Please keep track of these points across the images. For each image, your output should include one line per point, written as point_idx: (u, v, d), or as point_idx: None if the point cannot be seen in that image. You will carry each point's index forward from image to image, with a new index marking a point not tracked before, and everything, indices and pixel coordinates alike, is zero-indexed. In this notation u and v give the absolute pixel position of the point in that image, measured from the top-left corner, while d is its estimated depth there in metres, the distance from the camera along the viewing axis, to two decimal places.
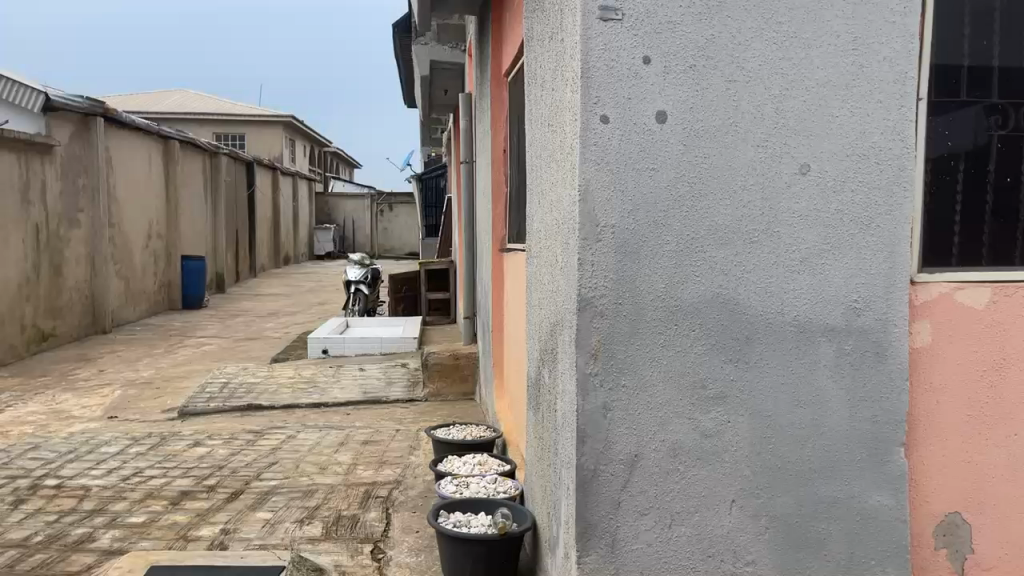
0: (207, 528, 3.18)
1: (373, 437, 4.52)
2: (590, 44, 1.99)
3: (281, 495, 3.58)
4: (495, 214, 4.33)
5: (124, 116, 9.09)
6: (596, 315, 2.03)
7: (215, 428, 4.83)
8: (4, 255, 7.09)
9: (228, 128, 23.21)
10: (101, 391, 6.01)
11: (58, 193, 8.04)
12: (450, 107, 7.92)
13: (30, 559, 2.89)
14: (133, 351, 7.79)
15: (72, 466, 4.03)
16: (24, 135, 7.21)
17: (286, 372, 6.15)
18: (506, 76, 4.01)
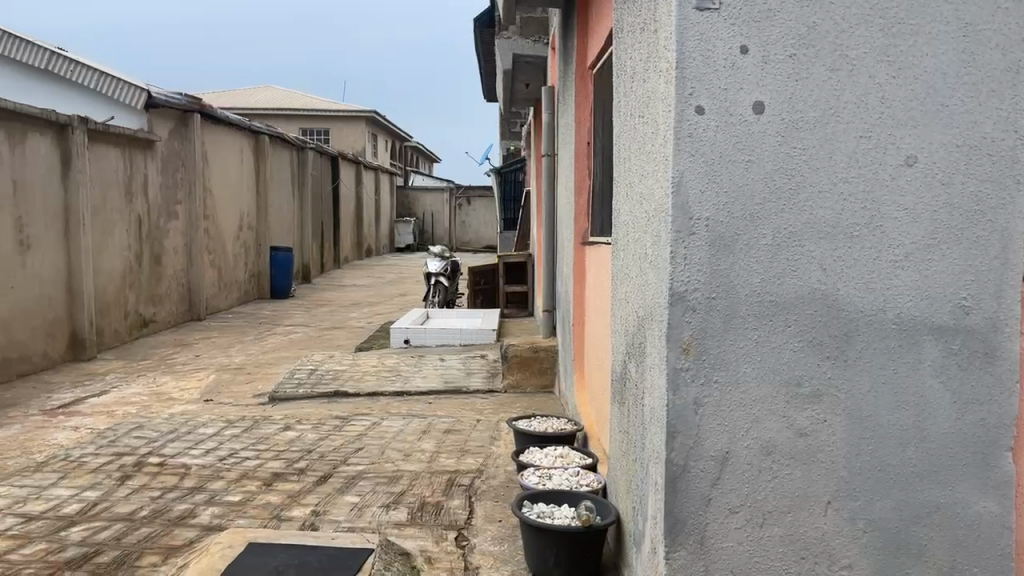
0: (298, 509, 3.30)
1: (455, 427, 4.58)
2: (686, 33, 1.96)
3: (367, 480, 3.68)
4: (578, 207, 4.32)
5: (219, 112, 9.47)
6: (688, 310, 2.00)
7: (304, 413, 4.99)
8: (110, 245, 7.50)
9: (313, 123, 23.91)
10: (197, 375, 6.30)
11: (159, 186, 8.44)
12: (531, 102, 7.94)
13: (136, 532, 3.05)
14: (225, 337, 8.13)
15: (173, 446, 4.24)
16: (127, 132, 7.61)
17: (370, 361, 6.30)
18: (592, 68, 3.99)
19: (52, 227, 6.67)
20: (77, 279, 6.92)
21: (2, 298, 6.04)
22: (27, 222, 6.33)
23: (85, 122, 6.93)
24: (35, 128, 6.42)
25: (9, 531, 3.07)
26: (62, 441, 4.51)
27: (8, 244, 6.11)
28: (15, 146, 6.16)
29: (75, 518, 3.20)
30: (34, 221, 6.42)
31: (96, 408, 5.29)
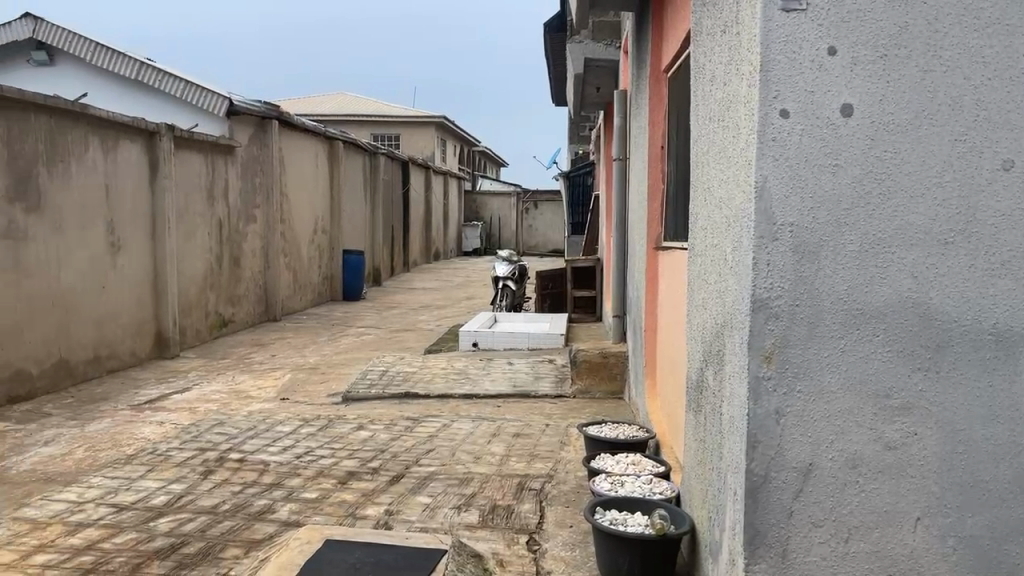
0: (372, 508, 3.36)
1: (524, 431, 4.60)
2: (771, 35, 1.92)
3: (439, 481, 3.72)
4: (651, 212, 4.27)
5: (296, 119, 9.75)
6: (770, 317, 1.96)
7: (376, 413, 5.09)
8: (193, 248, 7.80)
9: (384, 129, 24.37)
10: (274, 375, 6.49)
11: (239, 190, 8.73)
12: (600, 106, 7.90)
13: (220, 525, 3.16)
14: (300, 338, 8.36)
15: (252, 442, 4.38)
16: (210, 138, 7.90)
17: (439, 363, 6.37)
18: (667, 72, 3.95)
19: (140, 230, 6.99)
20: (163, 280, 7.22)
21: (94, 297, 6.35)
22: (117, 224, 6.64)
23: (172, 129, 7.22)
24: (125, 135, 6.73)
25: (103, 519, 3.22)
26: (149, 436, 4.71)
27: (100, 246, 6.43)
28: (107, 152, 6.48)
29: (162, 510, 3.34)
30: (124, 223, 6.74)
31: (180, 404, 5.51)
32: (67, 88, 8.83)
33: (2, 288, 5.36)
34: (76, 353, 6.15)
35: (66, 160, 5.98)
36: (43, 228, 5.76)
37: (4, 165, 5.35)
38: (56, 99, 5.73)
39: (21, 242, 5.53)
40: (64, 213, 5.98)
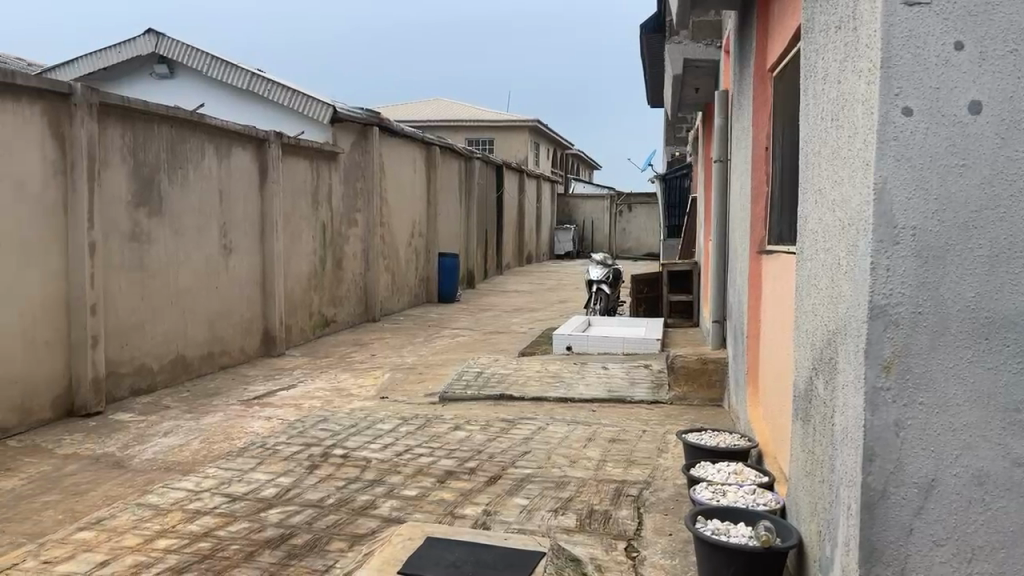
0: (471, 508, 3.41)
1: (620, 436, 4.56)
2: (892, 31, 1.83)
3: (535, 483, 3.74)
4: (755, 214, 4.16)
5: (395, 125, 10.02)
6: (890, 325, 1.87)
7: (472, 414, 5.16)
8: (299, 250, 8.12)
9: (478, 133, 24.68)
10: (374, 374, 6.67)
11: (341, 195, 9.03)
12: (698, 106, 7.75)
13: (326, 518, 3.28)
14: (398, 338, 8.57)
15: (354, 439, 4.51)
16: (315, 145, 8.20)
17: (534, 366, 6.40)
18: (773, 71, 3.84)
19: (250, 233, 7.33)
20: (271, 281, 7.55)
21: (208, 297, 6.70)
22: (229, 228, 6.99)
23: (280, 136, 7.53)
24: (238, 142, 7.08)
25: (218, 508, 3.39)
26: (258, 430, 4.94)
27: (214, 249, 6.78)
28: (221, 160, 6.82)
29: (272, 501, 3.48)
30: (236, 227, 7.08)
31: (286, 400, 5.75)
32: (185, 98, 9.34)
33: (128, 288, 5.74)
34: (192, 348, 6.51)
35: (184, 167, 6.33)
36: (164, 232, 6.12)
37: (130, 171, 5.72)
38: (176, 110, 6.07)
39: (144, 245, 5.90)
40: (182, 217, 6.34)
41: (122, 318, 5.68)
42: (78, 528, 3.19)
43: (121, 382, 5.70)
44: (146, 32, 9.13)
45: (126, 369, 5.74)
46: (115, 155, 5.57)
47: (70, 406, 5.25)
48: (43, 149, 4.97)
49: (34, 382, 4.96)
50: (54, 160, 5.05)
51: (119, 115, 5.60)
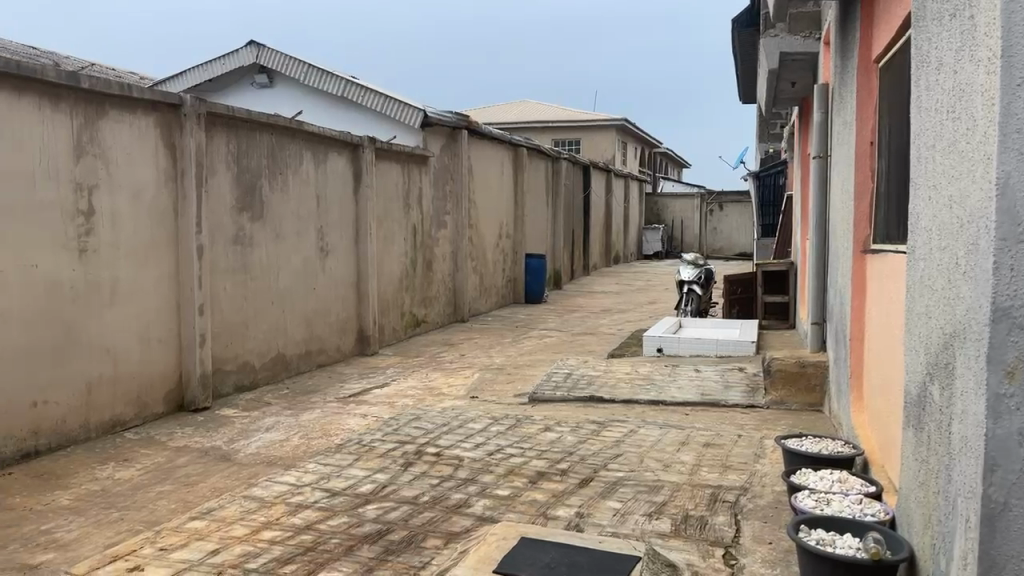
0: (563, 509, 3.40)
1: (715, 441, 4.45)
2: (1014, 17, 1.72)
3: (628, 487, 3.69)
4: (859, 212, 3.99)
5: (484, 127, 10.12)
6: (1014, 328, 1.76)
7: (563, 415, 5.15)
8: (391, 252, 8.31)
9: (565, 134, 24.63)
10: (464, 374, 6.76)
11: (432, 197, 9.19)
12: (795, 101, 7.49)
13: (421, 515, 3.34)
14: (487, 339, 8.64)
15: (447, 438, 4.58)
16: (406, 149, 8.37)
17: (624, 368, 6.33)
18: (878, 62, 3.68)
19: (346, 236, 7.55)
20: (365, 282, 7.75)
21: (307, 298, 6.95)
22: (326, 231, 7.22)
23: (373, 141, 7.73)
24: (334, 147, 7.30)
25: (318, 503, 3.50)
26: (354, 427, 5.08)
27: (312, 251, 7.02)
28: (318, 165, 7.06)
29: (369, 497, 3.57)
30: (332, 230, 7.31)
31: (380, 399, 5.88)
32: (285, 106, 9.69)
33: (232, 289, 6.00)
34: (292, 347, 6.76)
35: (284, 173, 6.58)
36: (265, 235, 6.37)
37: (234, 178, 5.98)
38: (276, 118, 6.31)
39: (247, 248, 6.16)
40: (282, 221, 6.59)
41: (226, 317, 5.95)
42: (191, 517, 3.35)
43: (227, 378, 5.97)
44: (249, 44, 9.50)
45: (230, 366, 6.01)
46: (220, 162, 5.84)
47: (180, 401, 5.54)
48: (156, 158, 5.27)
49: (148, 377, 5.26)
50: (166, 169, 5.34)
51: (225, 124, 5.86)
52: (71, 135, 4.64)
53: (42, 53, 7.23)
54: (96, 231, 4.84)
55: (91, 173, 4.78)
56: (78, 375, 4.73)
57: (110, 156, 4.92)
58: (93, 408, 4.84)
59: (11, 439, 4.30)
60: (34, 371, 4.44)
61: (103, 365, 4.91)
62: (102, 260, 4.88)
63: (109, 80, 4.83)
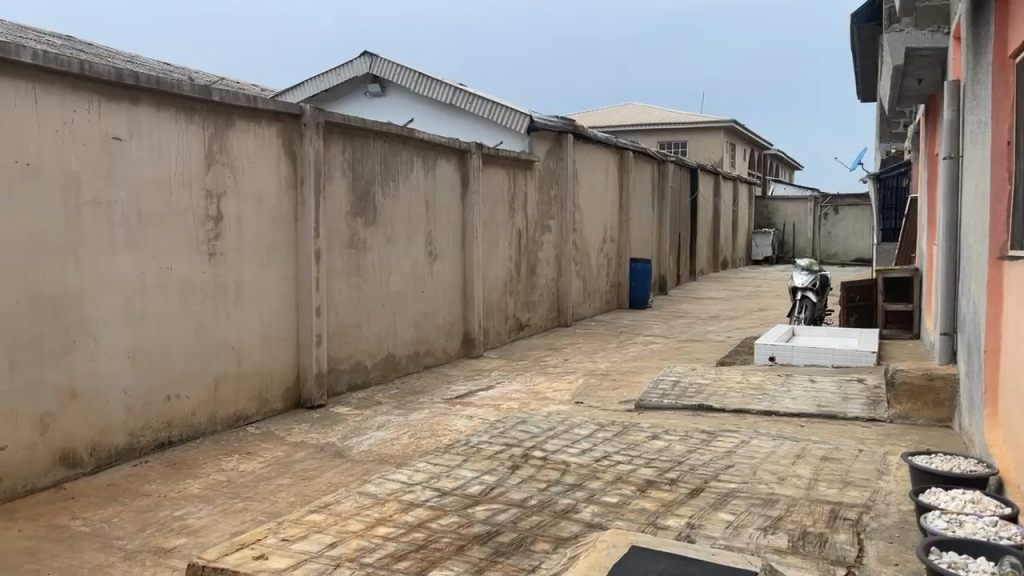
0: (674, 519, 3.33)
1: (834, 455, 4.26)
2: None
3: (741, 499, 3.59)
4: (995, 216, 3.73)
5: (590, 131, 10.10)
6: None
7: (671, 423, 5.06)
8: (497, 256, 8.42)
9: (671, 136, 24.23)
10: (568, 378, 6.75)
11: (537, 202, 9.25)
12: (920, 98, 7.09)
13: (529, 519, 3.35)
14: (591, 344, 8.60)
15: (554, 442, 4.58)
16: (513, 154, 8.46)
17: (734, 376, 6.16)
18: (1014, 57, 3.44)
19: (453, 240, 7.70)
20: (471, 285, 7.88)
21: (416, 300, 7.13)
22: (435, 236, 7.38)
23: (481, 147, 7.84)
24: (443, 154, 7.46)
25: (429, 502, 3.57)
26: (461, 429, 5.17)
27: (420, 254, 7.19)
28: (428, 171, 7.23)
29: (478, 498, 3.62)
30: (440, 234, 7.47)
31: (486, 401, 5.96)
32: (397, 115, 9.89)
33: (346, 291, 6.23)
34: (401, 347, 6.95)
35: (396, 179, 6.78)
36: (378, 239, 6.58)
37: (349, 185, 6.21)
38: (389, 126, 6.51)
39: (361, 251, 6.38)
40: (393, 225, 6.79)
41: (341, 318, 6.18)
42: (310, 510, 3.49)
43: (341, 377, 6.20)
44: (363, 54, 9.81)
45: (344, 365, 6.23)
46: (337, 170, 6.07)
47: (297, 397, 5.79)
48: (278, 166, 5.53)
49: (269, 374, 5.52)
50: (287, 176, 5.61)
51: (342, 132, 6.09)
52: (203, 145, 4.94)
53: (177, 69, 7.72)
54: (224, 235, 5.12)
55: (220, 181, 5.07)
56: (207, 372, 5.02)
57: (237, 164, 5.20)
58: (220, 403, 5.13)
59: (148, 430, 4.61)
60: (169, 367, 4.74)
61: (229, 362, 5.19)
62: (229, 262, 5.17)
63: (237, 93, 5.11)
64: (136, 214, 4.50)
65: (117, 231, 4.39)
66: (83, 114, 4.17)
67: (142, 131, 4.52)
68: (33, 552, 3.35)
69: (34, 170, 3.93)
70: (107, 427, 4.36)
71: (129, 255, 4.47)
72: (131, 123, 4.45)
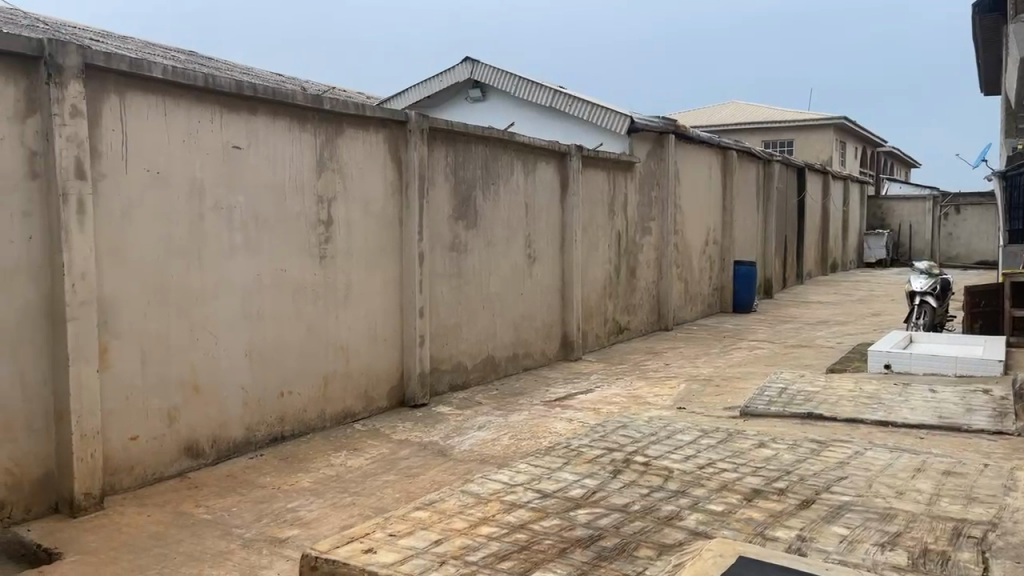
0: (783, 531, 3.22)
1: (956, 469, 4.02)
2: None
3: (855, 512, 3.43)
4: None
5: (692, 131, 9.92)
6: None
7: (778, 431, 4.90)
8: (596, 258, 8.38)
9: (776, 135, 23.47)
10: (670, 383, 6.64)
11: (637, 204, 9.15)
12: None
13: (632, 525, 3.32)
14: (693, 348, 8.43)
15: (656, 448, 4.52)
16: (613, 155, 8.41)
17: (846, 385, 5.90)
18: None
19: (553, 242, 7.72)
20: (570, 288, 7.87)
21: (515, 302, 7.19)
22: (534, 238, 7.42)
23: (581, 149, 7.83)
24: (543, 157, 7.49)
25: (531, 503, 3.59)
26: (561, 432, 5.18)
27: (520, 257, 7.24)
28: (528, 174, 7.28)
29: (580, 502, 3.61)
30: (540, 237, 7.50)
31: (585, 404, 5.94)
32: (497, 119, 10.00)
33: (448, 293, 6.35)
34: (501, 349, 7.02)
35: (497, 183, 6.85)
36: (479, 243, 6.68)
37: (451, 189, 6.32)
38: (490, 130, 6.59)
39: (462, 254, 6.49)
40: (494, 228, 6.87)
41: (443, 320, 6.30)
42: (415, 507, 3.57)
43: (442, 377, 6.32)
44: (464, 60, 9.97)
45: (445, 366, 6.35)
46: (440, 174, 6.19)
47: (401, 396, 5.94)
48: (384, 171, 5.70)
49: (374, 374, 5.69)
50: (392, 181, 5.77)
51: (445, 137, 6.21)
52: (315, 153, 5.14)
53: (290, 80, 8.07)
54: (334, 239, 5.32)
55: (330, 186, 5.27)
56: (317, 370, 5.22)
57: (346, 171, 5.39)
58: (329, 400, 5.32)
59: (263, 425, 4.84)
60: (283, 365, 4.96)
61: (337, 361, 5.38)
62: (338, 265, 5.36)
63: (347, 101, 5.30)
64: (253, 219, 4.73)
65: (236, 235, 4.63)
66: (207, 125, 4.42)
67: (260, 140, 4.75)
68: (161, 537, 3.57)
69: (162, 178, 4.19)
70: (227, 420, 4.60)
71: (246, 258, 4.70)
72: (249, 131, 4.68)
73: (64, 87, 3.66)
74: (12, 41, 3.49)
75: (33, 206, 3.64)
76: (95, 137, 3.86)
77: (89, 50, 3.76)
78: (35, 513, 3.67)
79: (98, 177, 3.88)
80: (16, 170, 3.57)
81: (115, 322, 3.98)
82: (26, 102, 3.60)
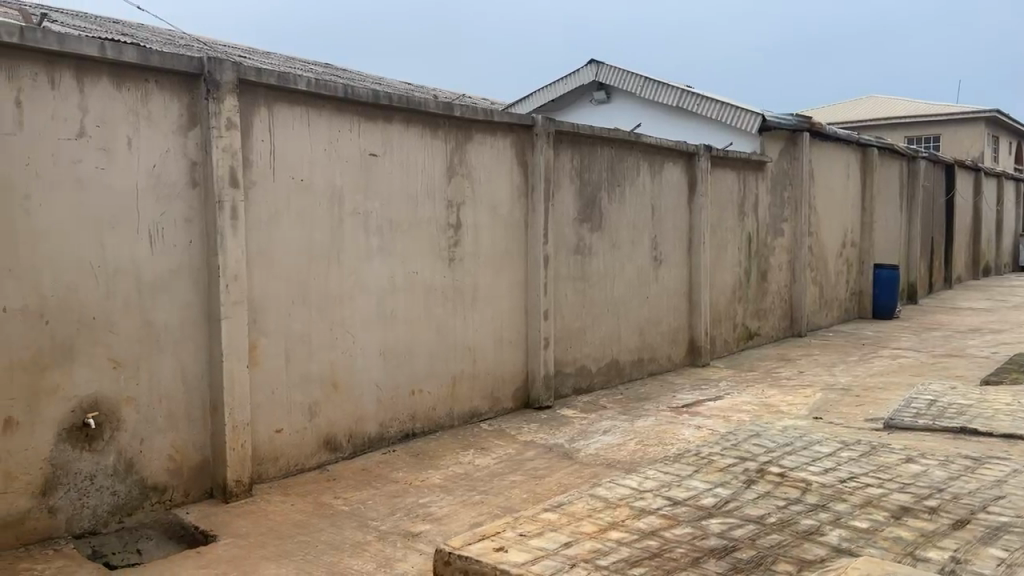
0: (935, 552, 3.01)
1: None
2: None
3: (1017, 535, 3.16)
4: None
5: (828, 128, 9.48)
6: None
7: (926, 446, 4.58)
8: (725, 261, 8.14)
9: (920, 130, 22.03)
10: (804, 391, 6.36)
11: (769, 205, 8.82)
12: None
13: (769, 537, 3.19)
14: (829, 355, 8.04)
15: (792, 459, 4.33)
16: (742, 154, 8.15)
17: (1003, 398, 5.45)
18: None
19: (679, 245, 7.57)
20: (697, 291, 7.69)
21: (641, 306, 7.10)
22: (660, 240, 7.30)
23: (709, 149, 7.65)
24: (670, 158, 7.37)
25: (661, 510, 3.53)
26: (690, 439, 5.07)
27: (646, 259, 7.15)
28: (655, 176, 7.18)
29: (712, 511, 3.52)
30: (666, 239, 7.37)
31: (714, 411, 5.78)
32: (622, 121, 9.92)
33: (573, 295, 6.35)
34: (626, 353, 6.96)
35: (623, 184, 6.80)
36: (604, 245, 6.65)
37: (576, 192, 6.32)
38: (617, 132, 6.54)
39: (587, 257, 6.48)
40: (619, 231, 6.82)
41: (567, 322, 6.31)
42: (544, 508, 3.58)
43: (567, 380, 6.33)
44: (589, 63, 9.94)
45: (570, 369, 6.36)
46: (566, 177, 6.21)
47: (526, 397, 5.99)
48: (511, 175, 5.78)
49: (501, 374, 5.78)
50: (519, 185, 5.84)
51: (570, 140, 6.22)
52: (445, 158, 5.28)
53: (420, 89, 8.31)
54: (463, 242, 5.44)
55: (460, 192, 5.40)
56: (446, 370, 5.35)
57: (475, 175, 5.50)
58: (457, 399, 5.44)
59: (396, 421, 5.01)
60: (415, 364, 5.13)
61: (465, 362, 5.51)
62: (466, 267, 5.48)
63: (476, 107, 5.41)
64: (388, 223, 4.92)
65: (373, 239, 4.83)
66: (346, 134, 4.64)
67: (395, 147, 4.93)
68: (304, 525, 3.77)
69: (306, 184, 4.43)
70: (362, 416, 4.80)
71: (382, 260, 4.89)
72: (384, 139, 4.87)
73: (221, 102, 3.93)
74: (177, 60, 3.79)
75: (194, 212, 3.93)
76: (247, 148, 4.12)
77: (243, 66, 4.02)
78: (193, 497, 3.96)
79: (250, 185, 4.15)
80: (179, 179, 3.87)
81: (264, 321, 4.24)
82: (188, 117, 3.90)
